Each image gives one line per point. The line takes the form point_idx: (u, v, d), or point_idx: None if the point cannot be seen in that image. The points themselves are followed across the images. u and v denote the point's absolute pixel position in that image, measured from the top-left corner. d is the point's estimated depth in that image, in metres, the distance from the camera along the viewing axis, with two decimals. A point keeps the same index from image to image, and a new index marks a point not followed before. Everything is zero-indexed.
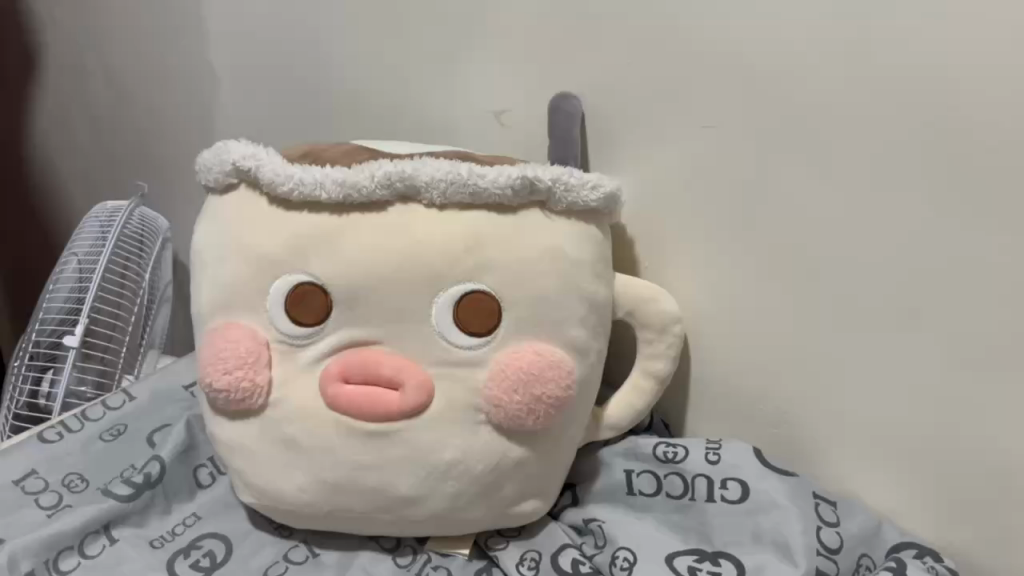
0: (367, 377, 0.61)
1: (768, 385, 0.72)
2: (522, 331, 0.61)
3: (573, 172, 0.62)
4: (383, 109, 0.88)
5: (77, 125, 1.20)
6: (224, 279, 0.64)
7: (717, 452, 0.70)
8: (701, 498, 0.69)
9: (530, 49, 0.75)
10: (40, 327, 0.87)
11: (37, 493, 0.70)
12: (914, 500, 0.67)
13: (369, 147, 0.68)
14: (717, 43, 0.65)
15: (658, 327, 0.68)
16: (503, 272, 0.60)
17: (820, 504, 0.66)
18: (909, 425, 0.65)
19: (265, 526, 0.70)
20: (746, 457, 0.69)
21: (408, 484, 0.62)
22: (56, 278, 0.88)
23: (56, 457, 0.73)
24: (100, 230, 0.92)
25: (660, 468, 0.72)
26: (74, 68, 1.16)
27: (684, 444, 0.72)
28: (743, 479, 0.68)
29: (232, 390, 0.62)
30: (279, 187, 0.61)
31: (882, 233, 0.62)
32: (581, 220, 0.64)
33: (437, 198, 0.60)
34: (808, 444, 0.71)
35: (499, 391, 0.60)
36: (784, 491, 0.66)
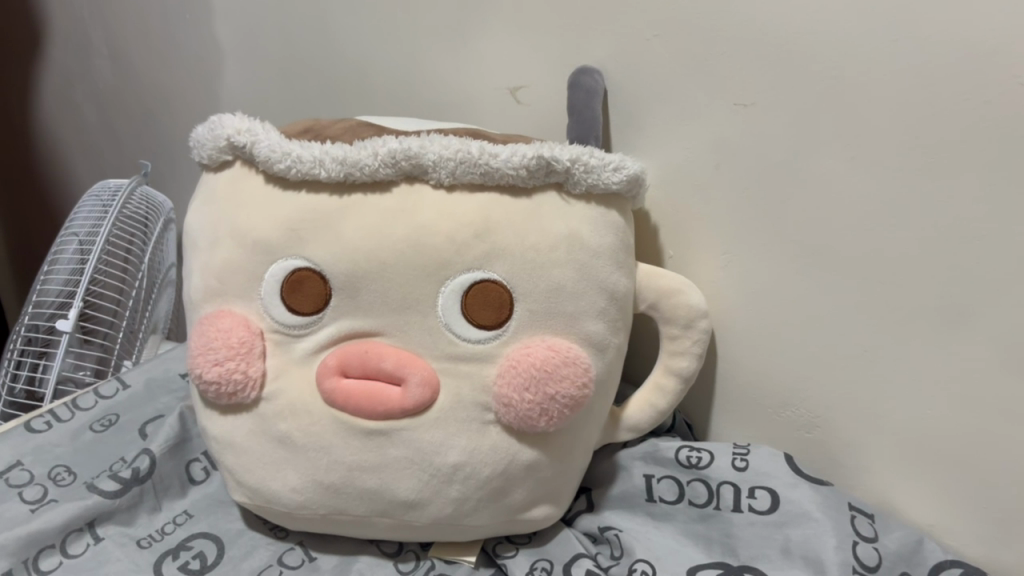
0: (367, 371, 0.56)
1: (799, 386, 0.67)
2: (536, 324, 0.57)
3: (593, 152, 0.57)
4: (396, 87, 0.83)
5: (82, 103, 1.17)
6: (217, 263, 0.59)
7: (744, 458, 0.66)
8: (727, 507, 0.64)
9: (548, 22, 0.70)
10: (36, 311, 0.82)
11: (21, 486, 0.65)
12: (958, 514, 0.61)
13: (375, 124, 0.63)
14: (749, 15, 0.60)
15: (682, 321, 0.63)
16: (516, 259, 0.56)
17: (856, 518, 0.61)
18: (954, 435, 0.60)
19: (260, 526, 0.66)
20: (776, 465, 0.65)
21: (409, 487, 0.57)
22: (54, 259, 0.83)
23: (43, 448, 0.69)
24: (100, 210, 0.86)
25: (682, 474, 0.67)
26: (77, 42, 1.12)
27: (709, 448, 0.68)
28: (773, 488, 0.64)
29: (217, 386, 0.58)
30: (275, 165, 0.56)
31: (929, 225, 0.56)
32: (601, 204, 0.59)
33: (445, 178, 0.56)
34: (845, 451, 0.66)
35: (508, 389, 0.55)
36: (817, 501, 0.62)
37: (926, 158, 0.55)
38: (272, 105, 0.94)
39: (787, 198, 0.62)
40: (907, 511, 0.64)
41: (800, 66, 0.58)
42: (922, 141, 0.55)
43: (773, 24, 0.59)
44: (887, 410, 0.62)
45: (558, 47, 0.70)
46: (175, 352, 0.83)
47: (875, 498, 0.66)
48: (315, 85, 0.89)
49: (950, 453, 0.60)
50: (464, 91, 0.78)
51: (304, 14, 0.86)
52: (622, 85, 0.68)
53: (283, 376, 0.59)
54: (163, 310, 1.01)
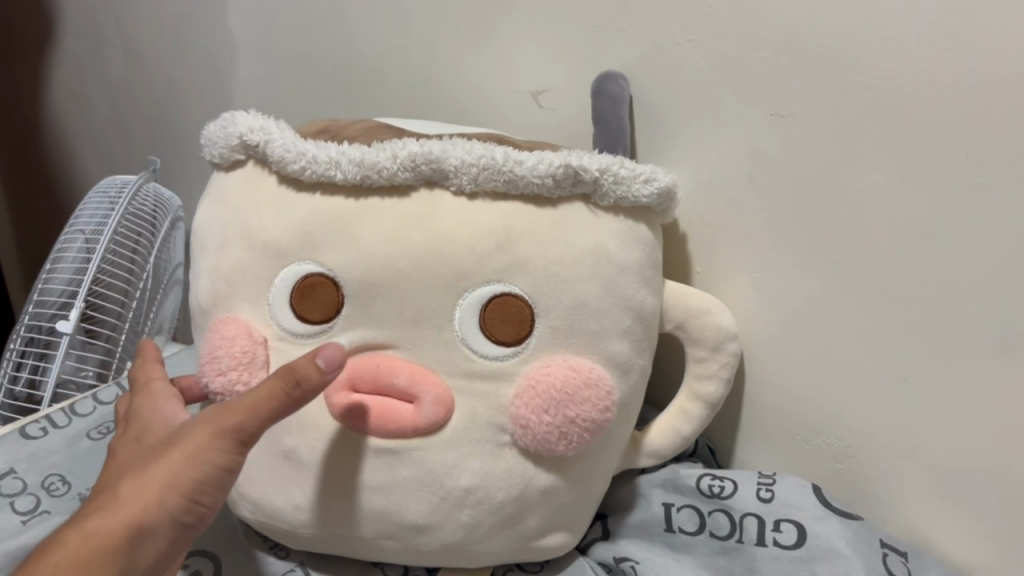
0: (377, 386, 0.53)
1: (832, 414, 0.64)
2: (558, 342, 0.53)
3: (624, 163, 0.54)
4: (413, 91, 0.80)
5: (94, 96, 1.14)
6: (225, 267, 0.57)
7: (770, 489, 0.63)
8: (750, 541, 0.61)
9: (575, 26, 0.68)
10: (37, 310, 0.77)
11: (14, 495, 0.63)
12: (999, 553, 0.58)
13: (395, 126, 0.61)
14: (791, 20, 0.57)
15: (711, 343, 0.60)
16: (538, 273, 0.53)
17: (888, 556, 0.58)
18: (998, 469, 0.56)
19: (258, 543, 0.64)
20: (803, 496, 0.62)
21: (418, 510, 0.54)
22: (58, 258, 0.78)
23: (37, 457, 0.67)
24: (105, 204, 0.81)
25: (704, 504, 0.64)
26: (92, 37, 1.10)
27: (733, 478, 0.65)
28: (800, 521, 0.61)
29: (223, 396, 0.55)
30: (289, 166, 0.54)
31: (980, 246, 0.53)
32: (629, 218, 0.56)
33: (467, 185, 0.53)
34: (880, 484, 0.63)
35: (527, 410, 0.52)
36: (847, 538, 0.59)
37: (978, 176, 0.52)
38: (285, 108, 0.91)
39: (826, 215, 0.59)
40: (943, 549, 0.61)
41: (844, 76, 0.56)
42: (976, 159, 0.52)
43: (814, 34, 0.56)
44: (926, 442, 0.59)
45: (585, 52, 0.68)
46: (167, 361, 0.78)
47: (911, 536, 0.62)
48: (328, 86, 0.87)
49: (994, 489, 0.57)
50: (485, 97, 0.76)
51: (322, 12, 0.84)
52: (654, 96, 0.66)
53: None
54: (169, 308, 0.98)
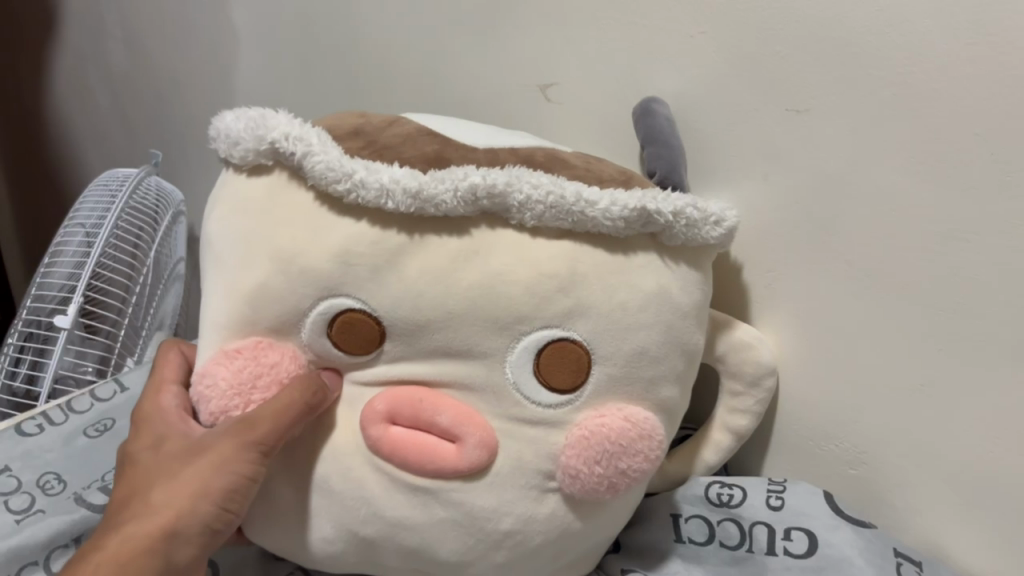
0: (417, 422, 0.50)
1: (841, 424, 0.61)
2: (612, 390, 0.51)
3: (694, 203, 0.50)
4: (445, 99, 0.76)
5: (97, 87, 1.15)
6: (249, 286, 0.51)
7: (780, 496, 0.62)
8: (761, 550, 0.60)
9: (613, 31, 0.64)
10: (35, 306, 0.77)
11: (8, 494, 0.63)
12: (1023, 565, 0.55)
13: (432, 128, 0.55)
14: (839, 27, 0.53)
15: (749, 378, 0.59)
16: (601, 321, 0.49)
17: (902, 565, 0.56)
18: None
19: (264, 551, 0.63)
20: (814, 504, 0.60)
21: (453, 548, 0.51)
22: (59, 252, 0.80)
23: (32, 454, 0.67)
24: (106, 197, 0.83)
25: (713, 513, 0.62)
26: (89, 22, 1.11)
27: (741, 485, 0.63)
28: (811, 530, 0.59)
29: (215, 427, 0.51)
30: (332, 185, 0.48)
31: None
32: (690, 257, 0.53)
33: (530, 221, 0.49)
34: (896, 500, 0.60)
35: (578, 461, 0.50)
36: (859, 546, 0.57)
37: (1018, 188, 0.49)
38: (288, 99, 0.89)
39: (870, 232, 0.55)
40: (964, 562, 0.58)
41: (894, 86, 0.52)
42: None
43: (848, 49, 0.53)
44: (956, 461, 0.56)
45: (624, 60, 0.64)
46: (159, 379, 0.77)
47: (934, 550, 0.59)
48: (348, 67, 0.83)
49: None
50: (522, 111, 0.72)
51: (327, 5, 0.81)
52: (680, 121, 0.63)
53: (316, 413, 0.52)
54: (171, 305, 0.96)
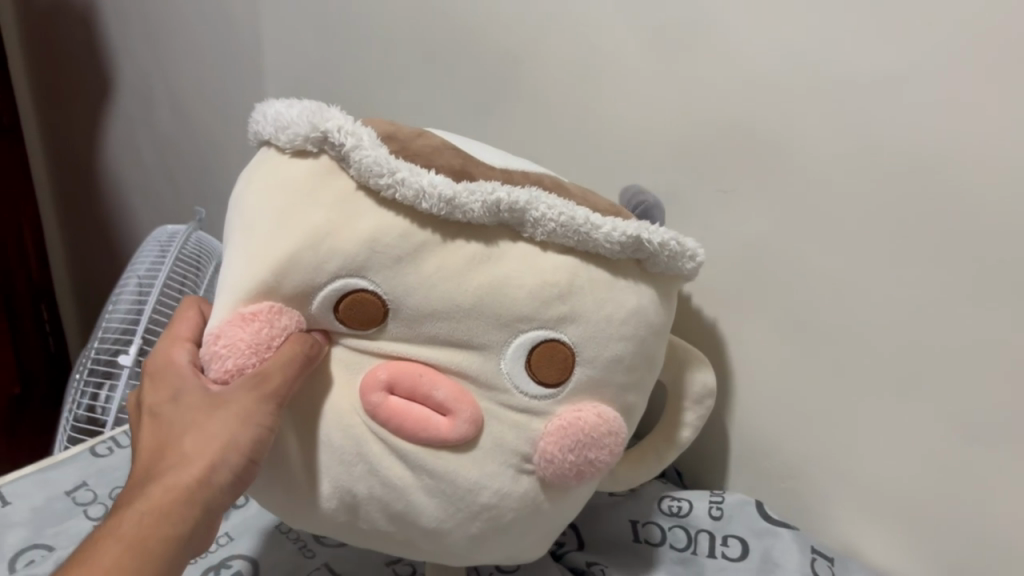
0: (415, 395, 0.56)
1: (783, 440, 0.77)
2: (588, 390, 0.59)
3: (677, 238, 0.59)
4: None
5: (144, 152, 1.46)
6: (274, 254, 0.55)
7: (720, 507, 0.78)
8: (702, 552, 0.77)
9: (601, 141, 0.80)
10: (100, 345, 1.06)
11: (86, 504, 0.88)
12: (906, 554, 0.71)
13: (458, 148, 0.60)
14: (762, 119, 0.69)
15: (693, 396, 0.68)
16: (589, 328, 0.57)
17: (817, 560, 0.72)
18: (912, 492, 0.69)
19: (291, 547, 0.83)
20: (749, 517, 0.77)
21: (433, 516, 0.58)
22: (118, 299, 1.08)
23: (104, 471, 0.92)
24: (159, 253, 1.10)
25: (664, 521, 0.80)
26: (143, 95, 1.41)
27: (689, 498, 0.80)
28: (743, 538, 0.76)
29: (229, 382, 0.53)
30: (374, 179, 0.54)
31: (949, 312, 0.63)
32: (664, 283, 0.61)
33: (540, 236, 0.56)
34: (813, 507, 0.77)
35: (555, 446, 0.57)
36: (788, 550, 0.73)
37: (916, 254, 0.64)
38: None
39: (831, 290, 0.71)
40: (870, 556, 0.74)
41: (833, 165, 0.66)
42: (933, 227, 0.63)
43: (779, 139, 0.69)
44: None
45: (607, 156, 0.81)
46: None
47: (844, 547, 0.75)
48: None
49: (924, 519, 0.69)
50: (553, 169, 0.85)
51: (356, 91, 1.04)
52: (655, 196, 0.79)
53: (319, 375, 0.57)
54: None
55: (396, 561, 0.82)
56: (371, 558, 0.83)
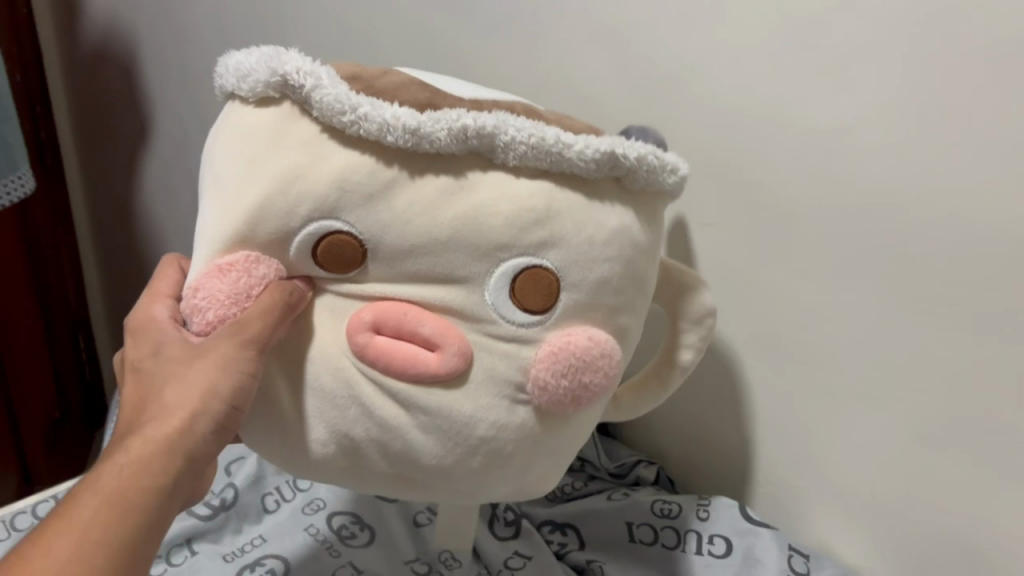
0: (402, 333, 0.56)
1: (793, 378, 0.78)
2: (577, 314, 0.58)
3: (656, 152, 0.58)
4: None
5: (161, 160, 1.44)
6: (246, 203, 0.55)
7: (706, 509, 0.85)
8: (690, 550, 0.84)
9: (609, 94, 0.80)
10: None
11: None
12: (877, 550, 0.78)
13: (424, 82, 0.59)
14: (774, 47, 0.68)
15: (693, 317, 0.66)
16: (571, 250, 0.56)
17: (793, 556, 0.79)
18: (883, 491, 0.75)
19: (319, 550, 0.90)
20: (732, 518, 0.83)
21: (434, 453, 0.58)
22: None
23: None
24: None
25: (657, 522, 0.86)
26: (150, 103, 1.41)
27: (679, 501, 0.86)
28: (727, 536, 0.83)
29: (211, 332, 0.55)
30: (337, 117, 0.53)
31: (942, 228, 0.64)
32: (648, 201, 0.60)
33: (512, 160, 0.55)
34: (789, 509, 0.83)
35: (547, 373, 0.56)
36: (768, 550, 0.80)
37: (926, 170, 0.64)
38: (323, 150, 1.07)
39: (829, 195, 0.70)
40: (841, 552, 0.80)
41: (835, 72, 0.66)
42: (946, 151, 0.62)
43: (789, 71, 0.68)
44: None
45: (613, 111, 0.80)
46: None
47: (820, 547, 0.82)
48: None
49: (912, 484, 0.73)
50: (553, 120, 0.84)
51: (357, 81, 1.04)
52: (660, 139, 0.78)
53: (302, 323, 0.57)
54: None
55: (413, 561, 0.89)
56: (397, 555, 0.90)
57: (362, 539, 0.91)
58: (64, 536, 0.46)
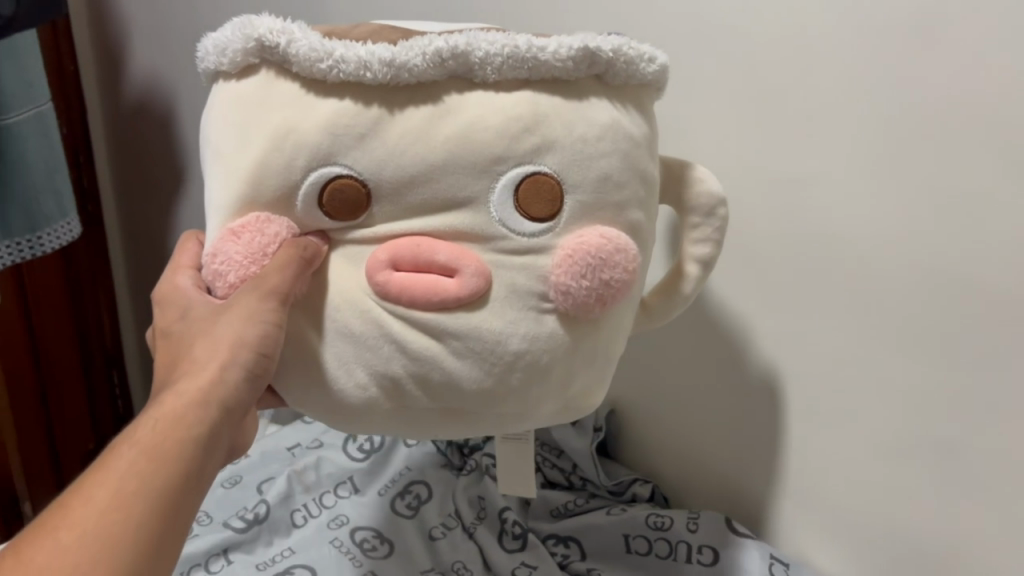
0: (418, 265, 0.57)
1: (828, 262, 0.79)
2: (586, 216, 0.58)
3: (631, 43, 0.58)
4: None
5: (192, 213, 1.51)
6: (249, 167, 0.57)
7: (696, 522, 0.89)
8: (682, 559, 0.88)
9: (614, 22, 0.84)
10: None
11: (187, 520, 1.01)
12: (849, 552, 0.86)
13: (393, 27, 0.60)
14: None
15: (703, 210, 0.66)
16: (565, 152, 0.57)
17: (774, 564, 0.85)
18: (847, 489, 0.84)
19: (343, 560, 0.92)
20: (718, 528, 0.88)
21: (471, 377, 0.58)
22: None
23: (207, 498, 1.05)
24: None
25: (651, 533, 0.90)
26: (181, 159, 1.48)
27: (670, 514, 0.90)
28: (716, 547, 0.87)
29: (232, 294, 0.58)
30: (315, 67, 0.55)
31: (946, 78, 0.67)
32: (633, 96, 0.61)
33: (491, 76, 0.56)
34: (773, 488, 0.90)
35: (567, 276, 0.57)
36: (751, 556, 0.86)
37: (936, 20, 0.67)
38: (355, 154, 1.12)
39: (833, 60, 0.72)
40: (817, 558, 0.89)
41: None
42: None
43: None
44: None
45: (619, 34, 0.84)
46: (285, 431, 1.16)
47: (798, 551, 0.90)
48: None
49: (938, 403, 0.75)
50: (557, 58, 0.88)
51: None
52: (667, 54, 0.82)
53: (320, 276, 0.59)
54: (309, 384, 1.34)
55: (431, 570, 0.91)
56: (418, 562, 0.92)
57: (382, 551, 0.93)
58: (107, 484, 0.49)
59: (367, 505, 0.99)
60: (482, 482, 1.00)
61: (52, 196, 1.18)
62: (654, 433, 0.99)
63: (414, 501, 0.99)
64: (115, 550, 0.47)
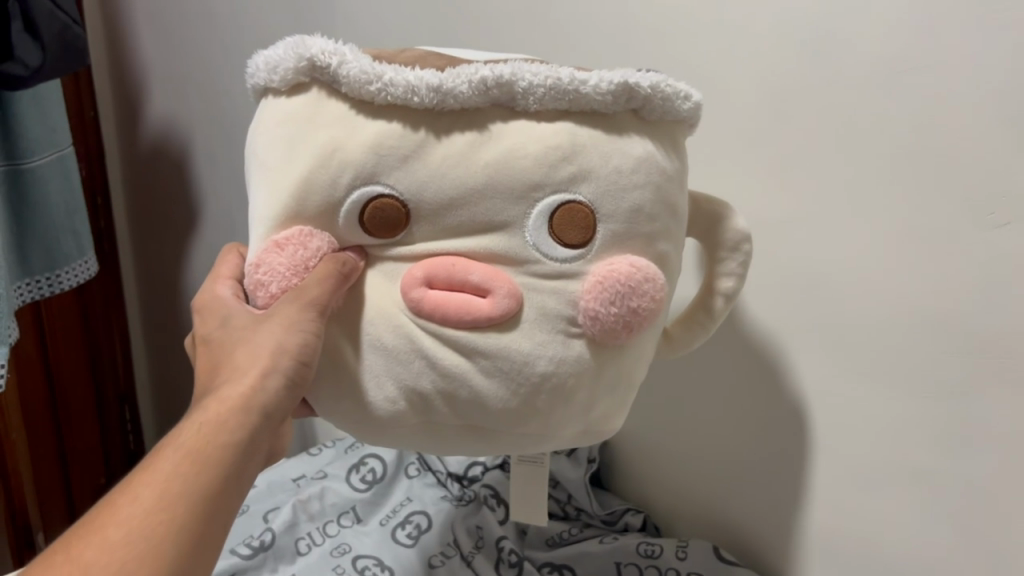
0: (453, 284, 0.59)
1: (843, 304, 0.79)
2: (617, 245, 0.60)
3: (668, 81, 0.60)
4: None
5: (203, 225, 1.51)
6: (293, 181, 0.59)
7: (685, 550, 0.91)
8: None
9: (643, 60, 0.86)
10: None
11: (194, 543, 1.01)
12: None
13: (439, 54, 0.63)
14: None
15: (729, 244, 0.68)
16: (601, 182, 0.59)
17: None
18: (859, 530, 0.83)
19: None
20: (707, 559, 0.90)
21: (499, 397, 0.59)
22: None
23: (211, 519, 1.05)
24: None
25: (642, 561, 0.92)
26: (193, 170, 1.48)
27: (660, 543, 0.93)
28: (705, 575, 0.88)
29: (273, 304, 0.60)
30: (364, 88, 0.57)
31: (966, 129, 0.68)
32: (667, 132, 0.63)
33: (533, 105, 0.58)
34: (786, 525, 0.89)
35: (596, 302, 0.58)
36: None
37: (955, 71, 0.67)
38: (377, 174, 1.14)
39: (853, 100, 0.73)
40: None
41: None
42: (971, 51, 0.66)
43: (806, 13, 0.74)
44: None
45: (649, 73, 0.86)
46: (289, 462, 1.17)
47: None
48: None
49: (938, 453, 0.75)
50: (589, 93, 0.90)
51: None
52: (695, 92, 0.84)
53: (357, 291, 0.61)
54: None
55: None
56: None
57: None
58: (152, 485, 0.51)
59: (370, 536, 1.01)
60: (480, 512, 1.00)
61: (71, 236, 1.39)
62: (664, 466, 0.99)
63: (414, 530, 1.00)
64: (160, 548, 0.49)
